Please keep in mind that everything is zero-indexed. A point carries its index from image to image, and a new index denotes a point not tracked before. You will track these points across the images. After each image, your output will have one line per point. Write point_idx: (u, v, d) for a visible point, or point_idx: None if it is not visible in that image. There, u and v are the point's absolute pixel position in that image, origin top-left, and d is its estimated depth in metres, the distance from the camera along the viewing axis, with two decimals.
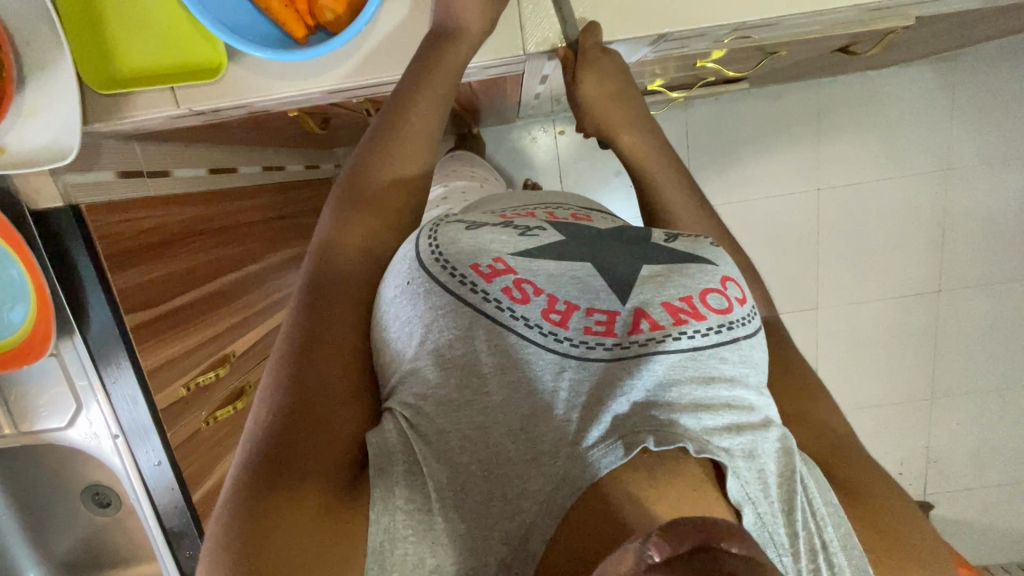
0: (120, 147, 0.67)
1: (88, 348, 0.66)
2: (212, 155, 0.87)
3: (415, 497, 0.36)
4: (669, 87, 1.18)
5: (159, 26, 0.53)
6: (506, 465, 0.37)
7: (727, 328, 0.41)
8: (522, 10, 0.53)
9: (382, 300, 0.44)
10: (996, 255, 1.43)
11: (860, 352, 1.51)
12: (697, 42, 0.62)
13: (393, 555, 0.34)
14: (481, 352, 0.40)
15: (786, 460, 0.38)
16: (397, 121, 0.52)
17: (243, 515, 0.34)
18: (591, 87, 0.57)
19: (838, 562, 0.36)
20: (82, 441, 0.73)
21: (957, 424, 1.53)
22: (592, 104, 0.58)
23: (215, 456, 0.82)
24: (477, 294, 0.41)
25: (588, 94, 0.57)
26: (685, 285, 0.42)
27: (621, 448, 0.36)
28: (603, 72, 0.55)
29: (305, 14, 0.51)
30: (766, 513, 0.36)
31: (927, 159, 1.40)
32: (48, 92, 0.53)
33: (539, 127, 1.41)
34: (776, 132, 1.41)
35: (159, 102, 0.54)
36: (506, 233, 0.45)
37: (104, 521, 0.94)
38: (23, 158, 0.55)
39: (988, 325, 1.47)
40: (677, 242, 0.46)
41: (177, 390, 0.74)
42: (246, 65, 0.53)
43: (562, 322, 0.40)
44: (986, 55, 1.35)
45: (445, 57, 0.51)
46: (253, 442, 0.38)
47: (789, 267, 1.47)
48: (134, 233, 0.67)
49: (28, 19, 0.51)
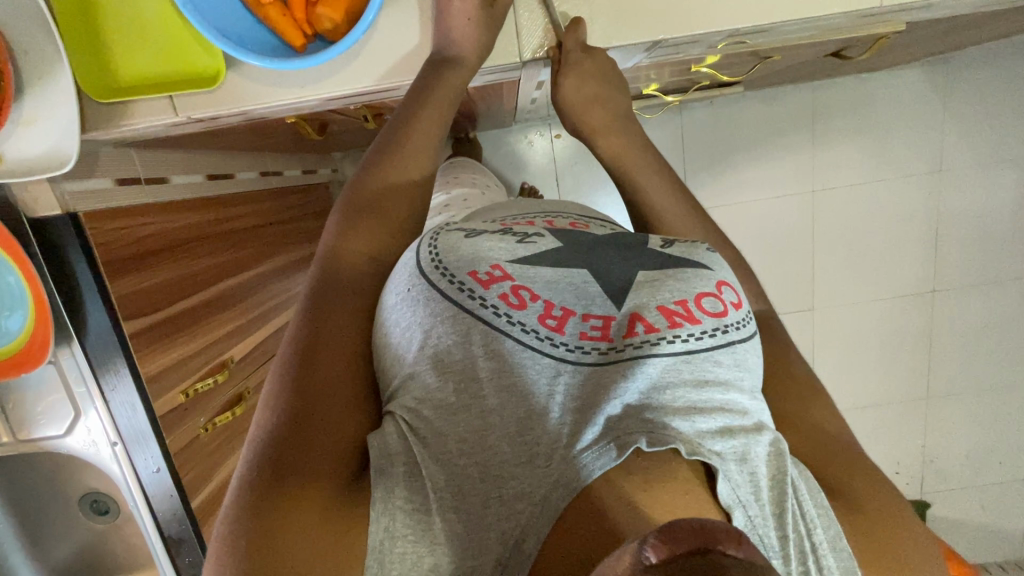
0: (119, 154, 0.67)
1: (85, 354, 0.66)
2: (209, 160, 0.87)
3: (415, 497, 0.36)
4: (665, 90, 1.19)
5: (156, 34, 0.53)
6: (503, 468, 0.37)
7: (721, 331, 0.42)
8: (520, 18, 0.55)
9: (382, 306, 0.45)
10: (987, 255, 1.45)
11: (856, 353, 1.51)
12: (691, 48, 0.62)
13: (393, 555, 0.35)
14: (480, 357, 0.40)
15: (778, 462, 0.39)
16: (400, 135, 0.53)
17: (249, 513, 0.34)
18: (568, 90, 0.56)
19: (826, 564, 0.36)
20: (81, 448, 0.73)
21: (953, 423, 1.53)
22: (571, 104, 0.58)
23: (213, 461, 0.82)
24: (475, 301, 0.42)
25: (573, 96, 0.57)
26: (680, 288, 0.43)
27: (615, 450, 0.36)
28: (588, 73, 0.55)
29: (302, 22, 0.51)
30: (756, 516, 0.37)
31: (919, 161, 1.41)
32: (45, 101, 0.53)
33: (535, 130, 1.42)
34: (770, 135, 1.42)
35: (158, 110, 0.54)
36: (504, 240, 0.46)
37: (101, 529, 0.94)
38: (22, 166, 0.55)
39: (982, 324, 1.48)
40: (673, 248, 0.47)
41: (176, 396, 0.74)
42: (244, 73, 0.53)
43: (557, 327, 0.42)
44: (975, 58, 1.36)
45: (447, 77, 0.52)
46: (255, 444, 0.38)
47: (786, 269, 1.48)
48: (132, 240, 0.67)
49: (24, 30, 0.52)
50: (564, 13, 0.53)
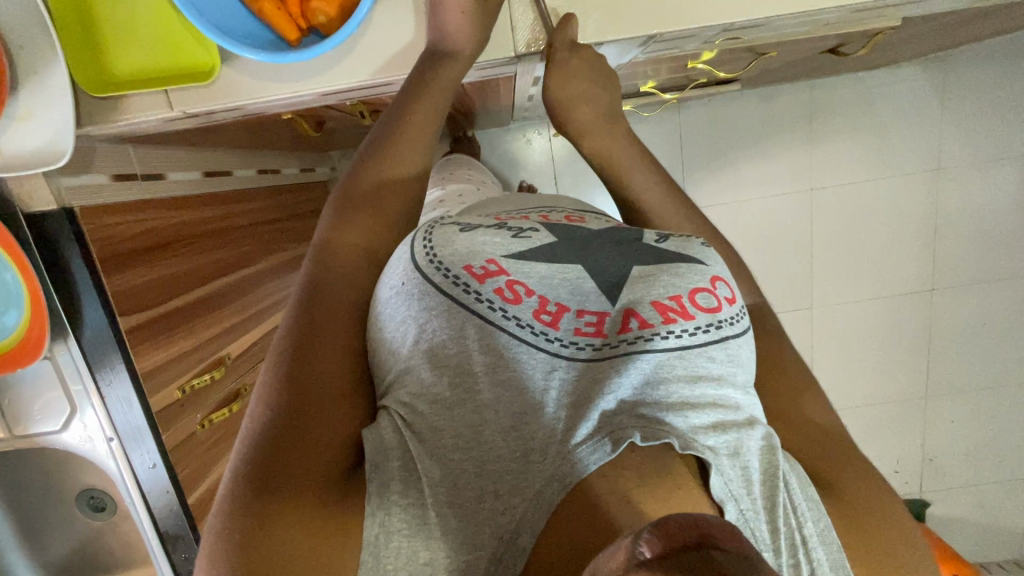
0: (116, 149, 0.67)
1: (82, 351, 0.66)
2: (206, 157, 0.87)
3: (410, 492, 0.36)
4: (663, 87, 1.19)
5: (152, 28, 0.53)
6: (498, 462, 0.37)
7: (715, 327, 0.41)
8: (514, 14, 0.54)
9: (377, 299, 0.45)
10: (985, 253, 1.45)
11: (855, 351, 1.51)
12: (687, 42, 0.62)
13: (388, 549, 0.34)
14: (474, 352, 0.40)
15: (769, 457, 0.39)
16: (396, 129, 0.53)
17: (244, 508, 0.34)
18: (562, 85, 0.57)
19: (816, 557, 0.37)
20: (77, 445, 0.73)
21: (952, 421, 1.53)
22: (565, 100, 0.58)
23: (210, 458, 0.82)
24: (470, 295, 0.41)
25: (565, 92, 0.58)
26: (674, 284, 0.42)
27: (609, 444, 0.37)
28: (582, 68, 0.56)
29: (298, 17, 0.51)
30: (748, 509, 0.36)
31: (917, 159, 1.41)
32: (40, 96, 0.53)
33: (533, 129, 1.42)
34: (768, 133, 1.42)
35: (153, 105, 0.54)
36: (499, 234, 0.45)
37: (99, 526, 0.94)
38: (19, 159, 0.55)
39: (980, 322, 1.48)
40: (668, 243, 0.47)
41: (172, 392, 0.74)
42: (239, 67, 0.53)
43: (552, 322, 0.42)
44: (974, 56, 1.36)
45: (442, 71, 0.52)
46: (249, 438, 0.38)
47: (784, 268, 1.48)
48: (127, 236, 0.67)
49: (21, 25, 0.52)
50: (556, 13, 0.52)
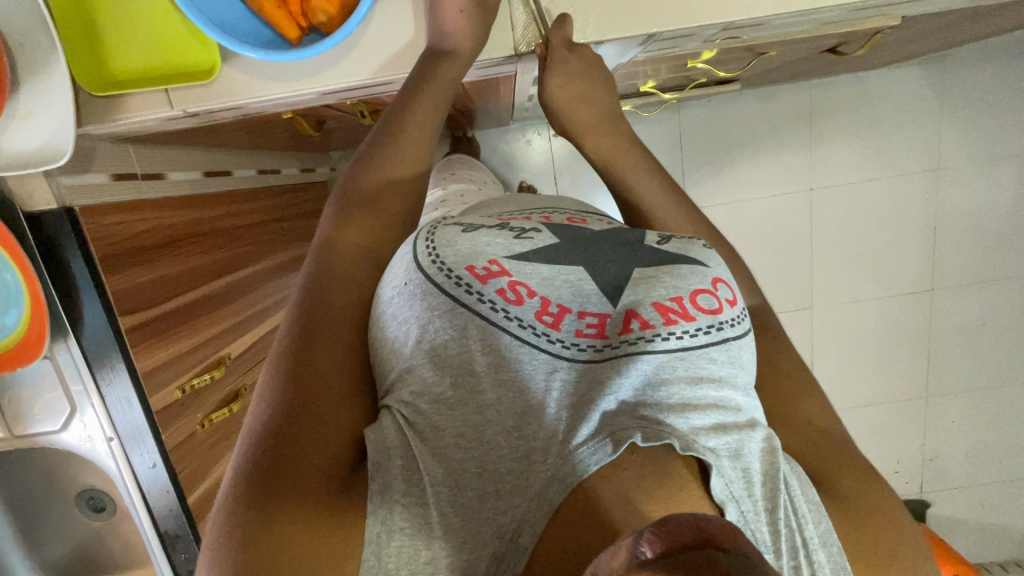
0: (115, 148, 0.67)
1: (81, 351, 0.66)
2: (205, 157, 0.87)
3: (411, 493, 0.36)
4: (662, 87, 1.19)
5: (152, 27, 0.53)
6: (499, 463, 0.37)
7: (717, 329, 0.41)
8: (513, 13, 0.54)
9: (379, 300, 0.44)
10: (985, 253, 1.45)
11: (855, 351, 1.51)
12: (686, 41, 0.62)
13: (389, 549, 0.34)
14: (476, 352, 0.40)
15: (770, 459, 0.39)
16: (396, 129, 0.53)
17: (244, 508, 0.34)
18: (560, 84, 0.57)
19: (817, 559, 0.36)
20: (78, 445, 0.73)
21: (953, 421, 1.53)
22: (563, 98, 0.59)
23: (209, 458, 0.82)
24: (472, 295, 0.41)
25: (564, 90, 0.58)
26: (676, 285, 0.42)
27: (610, 445, 0.36)
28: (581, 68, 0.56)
29: (298, 16, 0.51)
30: (749, 511, 0.36)
31: (917, 159, 1.41)
32: (40, 94, 0.53)
33: (533, 130, 1.42)
34: (767, 133, 1.42)
35: (154, 104, 0.54)
36: (501, 235, 0.46)
37: (99, 526, 0.93)
38: (21, 160, 0.55)
39: (979, 322, 1.48)
40: (670, 244, 0.47)
41: (172, 392, 0.74)
42: (239, 66, 0.53)
43: (554, 323, 0.42)
44: (972, 56, 1.36)
45: (442, 70, 0.52)
46: (249, 438, 0.38)
47: (784, 268, 1.48)
48: (127, 236, 0.67)
49: (22, 24, 0.52)
50: (556, 11, 0.52)
